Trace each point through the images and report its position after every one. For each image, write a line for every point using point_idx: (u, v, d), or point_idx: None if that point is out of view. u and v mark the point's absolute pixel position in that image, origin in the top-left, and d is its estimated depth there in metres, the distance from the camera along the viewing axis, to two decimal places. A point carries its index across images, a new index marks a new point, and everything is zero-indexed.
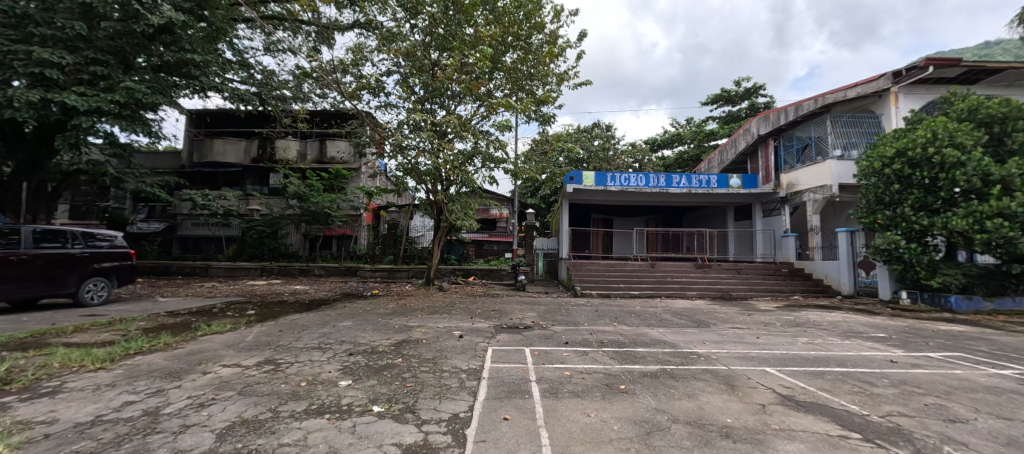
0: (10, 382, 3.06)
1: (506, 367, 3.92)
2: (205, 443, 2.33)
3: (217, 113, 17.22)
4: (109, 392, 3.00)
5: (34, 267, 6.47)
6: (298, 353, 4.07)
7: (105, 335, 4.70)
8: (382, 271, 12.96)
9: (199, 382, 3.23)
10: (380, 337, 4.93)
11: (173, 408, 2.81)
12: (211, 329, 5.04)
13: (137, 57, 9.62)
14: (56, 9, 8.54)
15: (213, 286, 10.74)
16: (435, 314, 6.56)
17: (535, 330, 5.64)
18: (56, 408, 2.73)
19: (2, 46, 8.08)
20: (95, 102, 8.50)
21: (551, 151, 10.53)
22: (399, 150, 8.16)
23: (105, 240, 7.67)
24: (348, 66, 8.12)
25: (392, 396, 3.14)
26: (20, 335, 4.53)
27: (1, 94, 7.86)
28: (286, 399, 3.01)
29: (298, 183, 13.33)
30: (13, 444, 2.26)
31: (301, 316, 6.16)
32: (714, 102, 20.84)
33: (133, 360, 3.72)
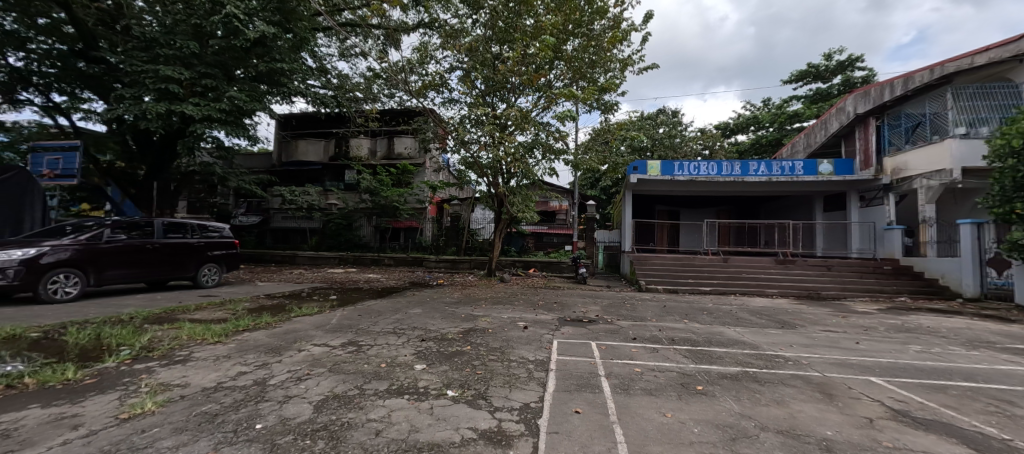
0: (153, 350, 3.66)
1: (573, 360, 3.90)
2: (305, 414, 2.61)
3: (301, 116, 19.07)
4: (226, 363, 3.46)
5: (163, 254, 7.61)
6: (376, 336, 4.37)
7: (220, 313, 5.46)
8: (445, 262, 13.52)
9: (295, 359, 3.61)
10: (449, 324, 5.13)
11: (277, 380, 3.17)
12: (302, 311, 5.60)
13: (236, 70, 10.76)
14: (176, 32, 9.80)
15: (301, 273, 12.01)
16: (499, 305, 6.69)
17: (600, 324, 5.53)
18: (186, 374, 3.20)
19: (138, 68, 9.50)
20: (207, 112, 9.76)
21: (613, 140, 10.17)
22: (461, 145, 8.38)
23: (215, 231, 8.84)
24: (416, 65, 8.46)
25: (464, 382, 3.27)
26: (158, 311, 5.39)
27: (138, 108, 9.29)
28: (370, 379, 3.26)
29: (370, 178, 14.33)
30: (159, 402, 2.72)
31: (376, 302, 6.61)
32: (798, 80, 18.75)
33: (242, 336, 4.25)
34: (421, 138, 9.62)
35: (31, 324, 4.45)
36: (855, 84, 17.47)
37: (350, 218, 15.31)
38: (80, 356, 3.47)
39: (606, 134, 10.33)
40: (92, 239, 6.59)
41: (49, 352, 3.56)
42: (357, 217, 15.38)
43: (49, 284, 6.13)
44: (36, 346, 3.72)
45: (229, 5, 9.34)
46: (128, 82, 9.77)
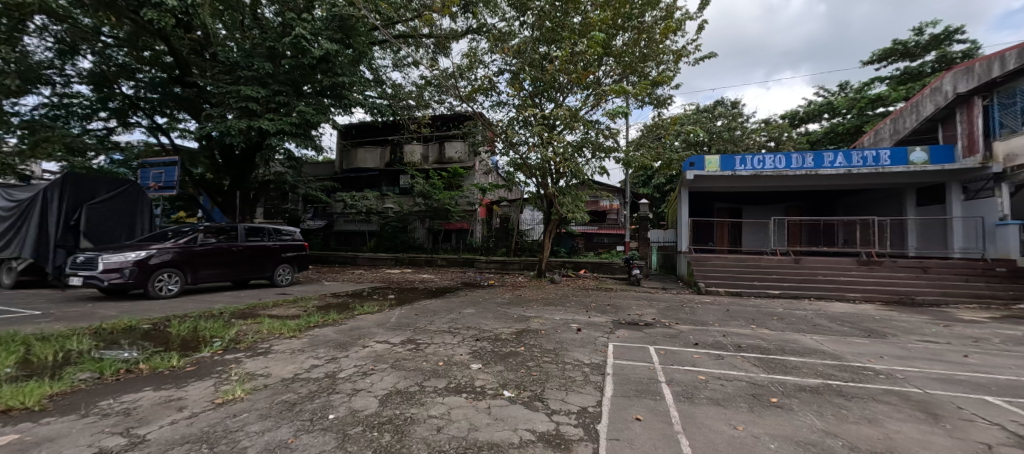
0: (240, 342, 4.08)
1: (631, 365, 3.79)
2: (371, 407, 2.77)
3: (361, 125, 20.40)
4: (301, 356, 3.76)
5: (245, 255, 8.45)
6: (433, 335, 4.54)
7: (294, 310, 5.97)
8: (495, 263, 13.81)
9: (360, 354, 3.84)
10: (502, 325, 5.20)
11: (345, 374, 3.39)
12: (365, 309, 5.96)
13: (304, 85, 11.66)
14: (254, 55, 10.84)
15: (361, 273, 12.81)
16: (550, 306, 6.69)
17: (657, 327, 5.34)
18: (267, 365, 3.53)
19: (225, 89, 10.63)
20: (280, 126, 10.69)
21: (667, 135, 9.77)
22: (510, 146, 8.49)
23: (288, 234, 9.66)
24: (465, 71, 8.70)
25: (519, 382, 3.29)
26: (242, 307, 6.01)
27: (224, 125, 10.38)
28: (429, 376, 3.39)
29: (423, 182, 14.95)
30: (246, 390, 3.01)
31: (432, 302, 6.87)
32: (881, 59, 16.84)
33: (313, 331, 4.60)
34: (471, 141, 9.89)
35: (144, 316, 5.16)
36: (954, 59, 15.32)
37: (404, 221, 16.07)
38: (183, 345, 3.96)
39: (659, 129, 9.95)
40: (188, 243, 7.50)
41: (157, 341, 4.09)
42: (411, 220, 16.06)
43: (157, 282, 7.05)
44: (148, 336, 4.29)
45: (298, 27, 10.23)
46: (216, 102, 10.97)
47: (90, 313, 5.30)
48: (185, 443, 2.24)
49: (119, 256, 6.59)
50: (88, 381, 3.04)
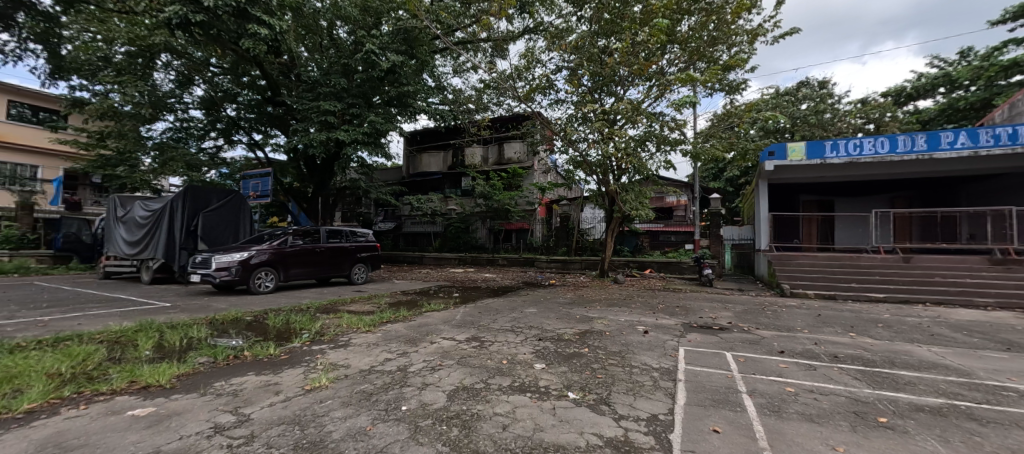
0: (324, 334, 4.50)
1: (706, 372, 3.55)
2: (440, 401, 2.89)
3: (426, 131, 21.67)
4: (376, 349, 4.05)
5: (327, 256, 9.28)
6: (497, 333, 4.63)
7: (369, 306, 6.46)
8: (555, 262, 13.81)
9: (429, 350, 4.03)
10: (565, 325, 5.17)
11: (415, 368, 3.57)
12: (431, 307, 6.27)
13: (374, 96, 12.43)
14: (330, 72, 11.82)
15: (428, 273, 13.49)
16: (614, 307, 6.51)
17: (734, 333, 4.95)
18: (347, 356, 3.83)
19: (308, 105, 11.71)
20: (354, 135, 11.54)
21: (741, 124, 9.06)
22: (569, 144, 8.45)
23: (363, 236, 10.42)
24: (522, 71, 8.79)
25: (584, 384, 3.23)
26: (324, 302, 6.62)
27: (308, 138, 11.43)
28: (494, 373, 3.46)
29: (483, 184, 15.40)
30: (331, 379, 3.30)
31: (494, 301, 7.04)
32: (1018, 16, 14.01)
33: (386, 326, 4.93)
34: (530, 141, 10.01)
35: (247, 309, 5.91)
36: None
37: (466, 222, 16.60)
38: (278, 336, 4.47)
39: (733, 117, 9.22)
40: (280, 244, 8.42)
41: (258, 331, 4.65)
42: (472, 220, 16.56)
43: (257, 279, 8.03)
44: (251, 326, 4.91)
45: (368, 42, 10.92)
46: (300, 118, 12.13)
47: (205, 306, 6.18)
48: (281, 424, 2.52)
49: (228, 257, 7.63)
50: (205, 364, 3.54)
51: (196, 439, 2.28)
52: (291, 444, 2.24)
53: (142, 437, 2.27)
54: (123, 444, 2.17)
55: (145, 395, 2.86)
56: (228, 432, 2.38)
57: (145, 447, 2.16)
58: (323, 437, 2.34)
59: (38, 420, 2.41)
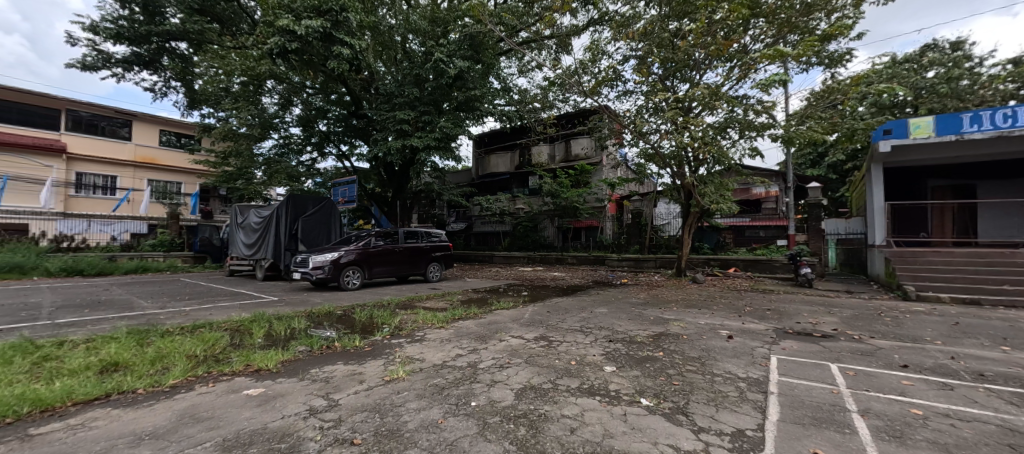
0: (402, 329, 4.81)
1: (804, 385, 3.12)
2: (508, 399, 2.90)
3: (494, 133, 22.58)
4: (449, 344, 4.20)
5: (406, 255, 9.93)
6: (565, 333, 4.55)
7: (442, 303, 6.78)
8: (627, 261, 13.41)
9: (497, 347, 4.08)
10: (637, 327, 4.92)
11: (484, 365, 3.62)
12: (501, 305, 6.39)
13: (444, 102, 13.07)
14: (403, 83, 12.62)
15: (497, 272, 13.84)
16: (693, 309, 6.05)
17: (842, 341, 4.30)
18: (422, 351, 4.03)
19: (385, 116, 12.62)
20: (426, 141, 12.21)
21: (847, 100, 7.94)
22: (639, 136, 8.14)
23: (437, 237, 10.96)
24: (588, 65, 8.66)
25: (659, 391, 3.02)
26: (402, 299, 7.11)
27: (387, 147, 12.33)
28: (561, 374, 3.39)
29: (552, 182, 15.29)
30: (407, 371, 3.49)
31: (563, 300, 6.98)
32: None
33: (458, 323, 5.12)
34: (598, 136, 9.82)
35: (337, 304, 6.55)
36: None
37: (534, 221, 16.81)
38: (363, 329, 4.87)
39: (836, 94, 8.10)
40: (365, 245, 9.23)
41: (346, 324, 5.12)
42: (540, 219, 16.70)
43: (346, 277, 8.89)
44: (340, 319, 5.43)
45: (438, 52, 11.64)
46: (380, 129, 13.07)
47: (303, 301, 6.99)
48: (363, 411, 2.72)
49: (322, 257, 8.55)
50: (303, 352, 3.97)
51: (294, 419, 2.56)
52: (372, 430, 2.42)
53: (254, 414, 2.61)
54: (240, 419, 2.53)
55: (257, 376, 3.29)
56: (319, 416, 2.64)
57: (256, 423, 2.48)
58: (400, 426, 2.48)
59: (180, 394, 2.88)
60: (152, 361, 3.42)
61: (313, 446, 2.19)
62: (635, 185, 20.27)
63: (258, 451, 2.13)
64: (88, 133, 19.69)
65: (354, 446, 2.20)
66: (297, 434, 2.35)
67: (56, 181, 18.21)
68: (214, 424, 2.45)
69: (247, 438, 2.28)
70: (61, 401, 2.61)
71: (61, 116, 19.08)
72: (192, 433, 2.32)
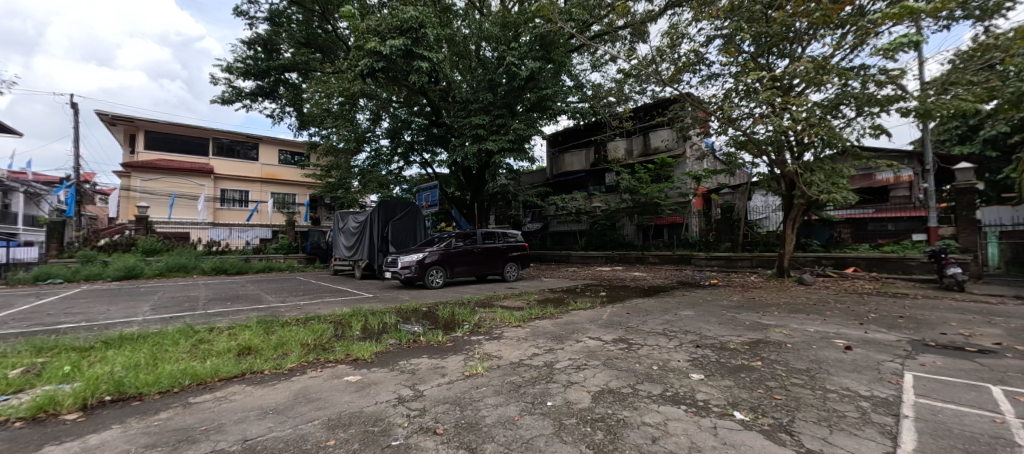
0: (481, 326, 4.99)
1: (953, 410, 2.54)
2: (585, 401, 2.82)
3: (567, 131, 22.55)
4: (526, 343, 4.23)
5: (484, 255, 10.32)
6: (646, 336, 4.32)
7: (520, 302, 6.90)
8: (718, 259, 12.45)
9: (575, 348, 3.99)
10: (730, 332, 4.48)
11: (561, 365, 3.54)
12: (577, 305, 6.31)
13: (517, 105, 13.38)
14: (478, 88, 13.11)
15: (574, 271, 13.64)
16: (799, 315, 5.34)
17: (1013, 360, 3.43)
18: (500, 348, 4.10)
19: (464, 123, 13.23)
20: (501, 144, 12.60)
21: (1009, 58, 6.44)
22: (728, 123, 7.56)
23: (513, 237, 11.19)
24: (666, 51, 8.16)
25: (756, 405, 2.69)
26: (481, 297, 7.40)
27: (466, 152, 12.94)
28: (642, 379, 3.20)
29: (629, 178, 14.85)
30: (486, 366, 3.58)
31: (644, 301, 6.66)
32: None
33: (534, 322, 5.16)
34: (679, 126, 9.15)
35: (422, 301, 7.03)
36: None
37: (612, 219, 16.46)
38: (446, 325, 5.15)
39: (992, 52, 6.67)
40: (446, 247, 9.82)
41: (430, 320, 5.46)
42: (619, 217, 16.33)
43: (431, 276, 9.54)
44: (425, 315, 5.81)
45: (509, 56, 11.90)
46: (458, 135, 13.67)
47: (393, 298, 7.64)
48: (445, 402, 2.83)
49: (410, 257, 9.31)
50: (393, 345, 4.30)
51: (385, 406, 2.76)
52: (453, 422, 2.53)
53: (353, 398, 2.87)
54: (341, 402, 2.80)
55: (355, 364, 3.64)
56: (407, 404, 2.81)
57: (354, 407, 2.73)
58: (478, 420, 2.55)
59: (295, 376, 3.30)
60: (274, 347, 3.98)
61: (400, 432, 2.38)
62: (725, 177, 18.65)
63: (354, 432, 2.37)
64: (228, 157, 23.83)
65: (436, 435, 2.33)
66: (387, 420, 2.55)
67: (208, 197, 22.28)
68: (320, 404, 2.76)
69: (346, 420, 2.54)
70: (212, 376, 3.16)
71: (208, 143, 23.22)
72: (304, 411, 2.63)
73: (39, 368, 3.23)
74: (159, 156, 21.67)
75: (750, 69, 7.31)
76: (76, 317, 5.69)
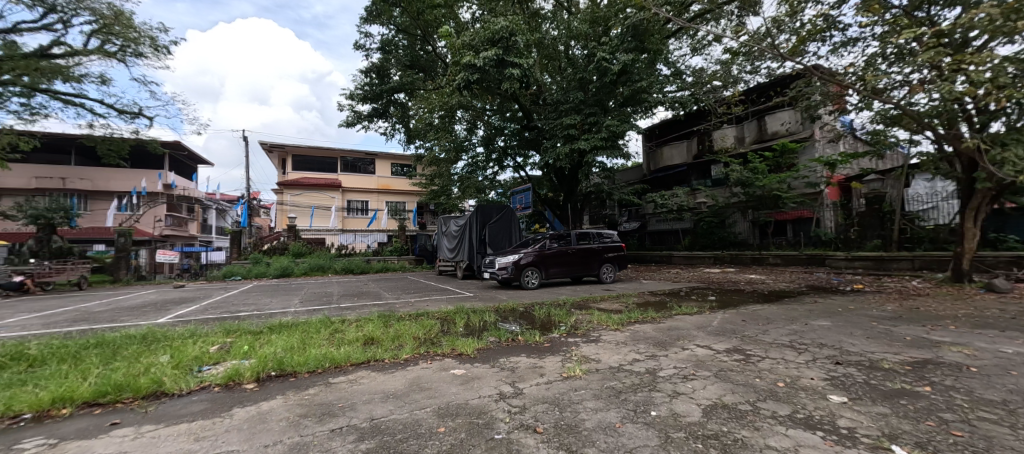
0: (578, 328, 4.97)
1: None
2: (695, 414, 2.46)
3: (664, 123, 21.36)
4: (625, 348, 4.05)
5: (579, 256, 10.25)
6: (768, 348, 3.81)
7: (617, 305, 6.68)
8: (864, 260, 10.48)
9: (680, 356, 3.68)
10: (883, 349, 3.70)
11: (665, 373, 3.28)
12: (682, 310, 5.87)
13: (610, 100, 13.07)
14: (568, 88, 13.18)
15: (678, 273, 12.77)
16: (990, 331, 4.17)
17: None
18: (598, 351, 3.99)
19: (554, 125, 13.29)
20: (594, 142, 12.34)
21: None
22: (872, 96, 6.46)
23: (609, 237, 10.93)
24: (785, 20, 7.16)
25: (925, 441, 2.11)
26: (577, 299, 7.38)
27: (557, 153, 12.96)
28: (765, 397, 2.71)
29: (740, 169, 13.46)
30: (584, 369, 3.51)
31: (763, 308, 5.90)
32: None
33: (634, 326, 4.94)
34: (804, 105, 7.86)
35: (518, 302, 7.27)
36: None
37: (722, 215, 15.41)
38: (544, 326, 5.24)
39: None
40: (541, 247, 10.00)
41: (527, 320, 5.60)
42: (730, 213, 15.20)
43: (527, 277, 9.79)
44: (523, 315, 5.99)
45: (600, 52, 11.96)
46: (549, 136, 13.76)
47: (491, 297, 8.06)
48: (545, 402, 2.77)
49: (507, 258, 9.69)
50: (493, 342, 4.50)
51: (488, 400, 2.83)
52: (552, 422, 2.41)
53: (459, 390, 3.04)
54: (449, 393, 2.98)
55: (460, 359, 3.88)
56: (508, 400, 2.84)
57: (459, 398, 2.87)
58: (578, 423, 2.39)
59: (410, 366, 3.65)
60: (391, 339, 4.46)
61: (502, 427, 2.36)
62: (868, 160, 15.68)
63: (461, 422, 2.44)
64: (352, 172, 27.88)
65: (537, 434, 2.25)
66: (490, 413, 2.57)
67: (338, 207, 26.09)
68: (431, 394, 2.98)
69: (454, 410, 2.64)
70: (345, 361, 3.67)
71: (337, 162, 27.57)
72: (418, 399, 2.86)
73: (228, 346, 4.11)
74: (302, 174, 26.35)
75: (901, 26, 6.06)
76: (251, 307, 7.19)
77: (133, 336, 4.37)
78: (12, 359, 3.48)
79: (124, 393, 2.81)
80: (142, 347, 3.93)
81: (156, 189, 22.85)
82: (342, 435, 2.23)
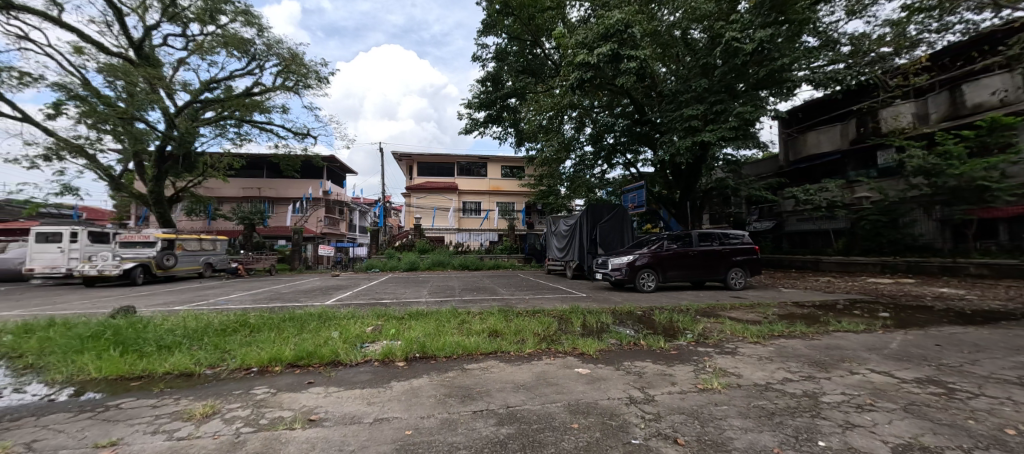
0: (709, 337, 4.61)
1: None
2: (881, 452, 2.01)
3: (809, 106, 18.50)
4: (771, 365, 3.59)
5: (700, 259, 9.44)
6: (985, 384, 2.96)
7: (753, 315, 5.96)
8: None
9: (849, 381, 3.11)
10: None
11: (832, 400, 2.80)
12: (843, 326, 4.96)
13: (739, 83, 11.90)
14: (690, 76, 12.31)
15: (829, 282, 10.85)
16: None
17: None
18: (737, 365, 3.61)
19: (673, 118, 12.35)
20: (721, 133, 11.08)
21: None
22: None
23: (735, 238, 9.82)
24: None
25: None
26: (703, 305, 6.79)
27: (675, 148, 11.89)
28: (986, 445, 2.07)
29: (920, 154, 10.79)
30: (724, 383, 3.20)
31: (968, 332, 4.63)
32: None
33: (780, 341, 4.37)
34: None
35: (635, 304, 7.01)
36: None
37: (896, 212, 12.46)
38: (668, 332, 4.97)
39: None
40: (657, 248, 9.45)
41: (649, 325, 5.39)
42: (907, 209, 12.23)
43: (643, 279, 9.35)
44: (643, 319, 5.78)
45: (729, 31, 10.79)
46: (666, 130, 12.81)
47: (605, 298, 7.96)
48: (682, 413, 2.61)
49: (620, 259, 9.39)
50: (614, 344, 4.44)
51: (618, 403, 2.80)
52: (693, 435, 2.23)
53: (587, 389, 3.06)
54: (577, 391, 3.03)
55: (583, 358, 3.93)
56: (640, 406, 2.76)
57: (589, 398, 2.89)
58: (725, 440, 2.17)
59: (536, 360, 3.83)
60: (513, 332, 4.75)
61: (638, 432, 2.27)
62: None
63: (594, 421, 2.43)
64: (467, 176, 30.14)
65: (678, 446, 2.09)
66: (623, 417, 2.52)
67: (454, 208, 28.48)
68: (559, 389, 3.07)
69: (585, 409, 2.67)
70: (478, 350, 4.01)
71: (454, 167, 30.07)
72: (548, 393, 2.97)
73: (379, 327, 4.86)
74: (425, 180, 29.61)
75: None
76: (392, 295, 8.42)
77: (313, 313, 5.43)
78: (241, 325, 4.65)
79: (313, 359, 3.51)
80: (320, 323, 4.87)
81: (319, 195, 28.00)
82: (484, 417, 2.41)
